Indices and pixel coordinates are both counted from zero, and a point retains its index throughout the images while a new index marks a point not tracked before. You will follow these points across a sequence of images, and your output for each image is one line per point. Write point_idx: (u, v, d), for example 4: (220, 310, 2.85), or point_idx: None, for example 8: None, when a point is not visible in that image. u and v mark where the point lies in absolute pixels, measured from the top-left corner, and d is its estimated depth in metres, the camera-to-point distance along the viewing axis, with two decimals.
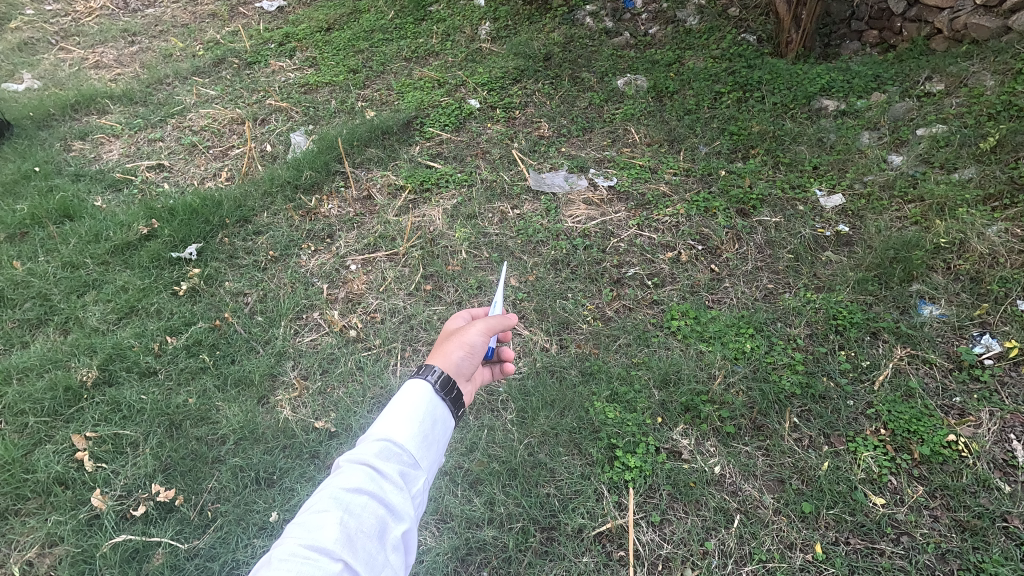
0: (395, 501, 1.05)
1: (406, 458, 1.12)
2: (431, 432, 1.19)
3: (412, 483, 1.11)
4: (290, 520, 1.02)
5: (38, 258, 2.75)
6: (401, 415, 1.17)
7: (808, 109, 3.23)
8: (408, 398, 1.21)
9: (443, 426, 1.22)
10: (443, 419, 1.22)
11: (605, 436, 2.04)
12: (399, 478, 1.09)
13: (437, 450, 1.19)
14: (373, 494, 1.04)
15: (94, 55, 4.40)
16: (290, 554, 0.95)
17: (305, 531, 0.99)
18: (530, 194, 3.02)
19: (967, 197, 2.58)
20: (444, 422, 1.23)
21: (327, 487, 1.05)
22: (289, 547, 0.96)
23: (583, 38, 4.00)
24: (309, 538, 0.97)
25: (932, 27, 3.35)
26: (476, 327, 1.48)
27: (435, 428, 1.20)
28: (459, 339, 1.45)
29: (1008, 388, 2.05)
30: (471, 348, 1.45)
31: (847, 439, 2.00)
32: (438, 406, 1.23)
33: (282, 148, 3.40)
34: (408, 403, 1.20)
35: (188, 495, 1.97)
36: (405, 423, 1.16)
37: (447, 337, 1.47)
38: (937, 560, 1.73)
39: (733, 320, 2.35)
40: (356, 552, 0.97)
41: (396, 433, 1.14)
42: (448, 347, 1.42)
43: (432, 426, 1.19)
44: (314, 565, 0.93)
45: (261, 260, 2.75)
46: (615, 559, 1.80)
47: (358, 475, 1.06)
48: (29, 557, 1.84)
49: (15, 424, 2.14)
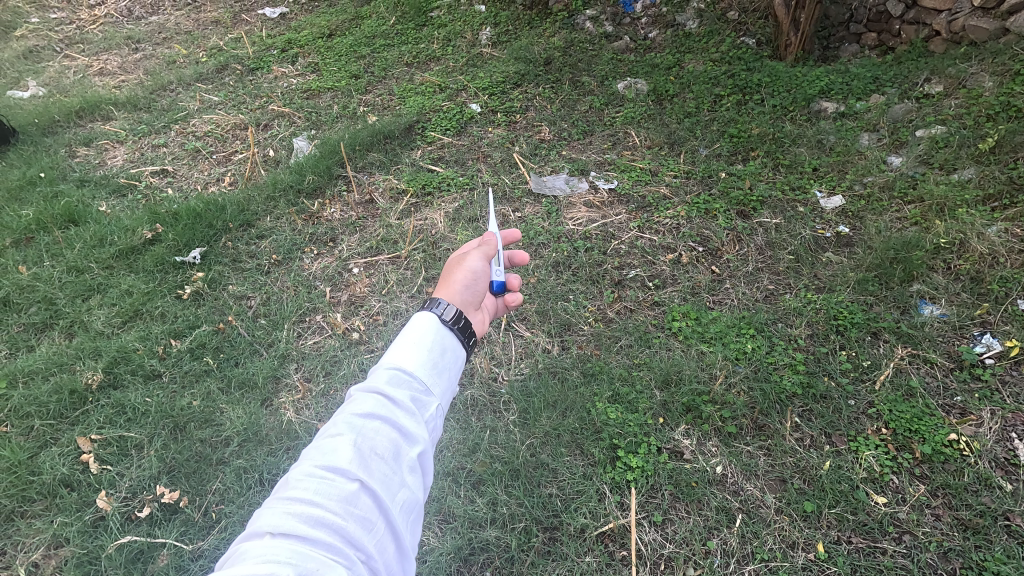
0: (407, 425, 1.08)
1: (417, 384, 1.14)
2: (441, 361, 1.22)
3: (425, 409, 1.13)
4: (305, 447, 1.04)
5: (44, 262, 2.77)
6: (410, 345, 1.20)
7: (808, 111, 3.25)
8: (417, 329, 1.24)
9: (453, 356, 1.25)
10: (452, 348, 1.25)
11: (607, 437, 2.05)
12: (411, 403, 1.11)
13: (447, 379, 1.22)
14: (385, 417, 1.07)
15: (98, 62, 4.44)
16: (306, 475, 0.97)
17: (319, 454, 1.01)
18: (531, 197, 3.04)
19: (966, 197, 2.59)
20: (453, 352, 1.26)
21: (341, 414, 1.08)
22: (304, 469, 0.99)
23: (583, 42, 4.03)
24: (324, 460, 0.99)
25: (931, 29, 3.37)
26: (475, 254, 1.58)
27: (444, 357, 1.23)
28: (461, 268, 1.54)
29: (1009, 387, 2.06)
30: (474, 273, 1.53)
31: (848, 439, 2.01)
32: (446, 336, 1.26)
33: (285, 153, 3.42)
34: (416, 334, 1.23)
35: (193, 497, 1.99)
36: (414, 352, 1.19)
37: (449, 269, 1.56)
38: (940, 559, 1.73)
39: (733, 321, 2.36)
40: (371, 472, 0.99)
41: (405, 361, 1.17)
42: (453, 277, 1.51)
43: (442, 355, 1.22)
44: (330, 483, 0.95)
45: (264, 264, 2.77)
46: (617, 559, 1.81)
47: (370, 402, 1.09)
48: (35, 559, 1.85)
49: (21, 427, 2.16)
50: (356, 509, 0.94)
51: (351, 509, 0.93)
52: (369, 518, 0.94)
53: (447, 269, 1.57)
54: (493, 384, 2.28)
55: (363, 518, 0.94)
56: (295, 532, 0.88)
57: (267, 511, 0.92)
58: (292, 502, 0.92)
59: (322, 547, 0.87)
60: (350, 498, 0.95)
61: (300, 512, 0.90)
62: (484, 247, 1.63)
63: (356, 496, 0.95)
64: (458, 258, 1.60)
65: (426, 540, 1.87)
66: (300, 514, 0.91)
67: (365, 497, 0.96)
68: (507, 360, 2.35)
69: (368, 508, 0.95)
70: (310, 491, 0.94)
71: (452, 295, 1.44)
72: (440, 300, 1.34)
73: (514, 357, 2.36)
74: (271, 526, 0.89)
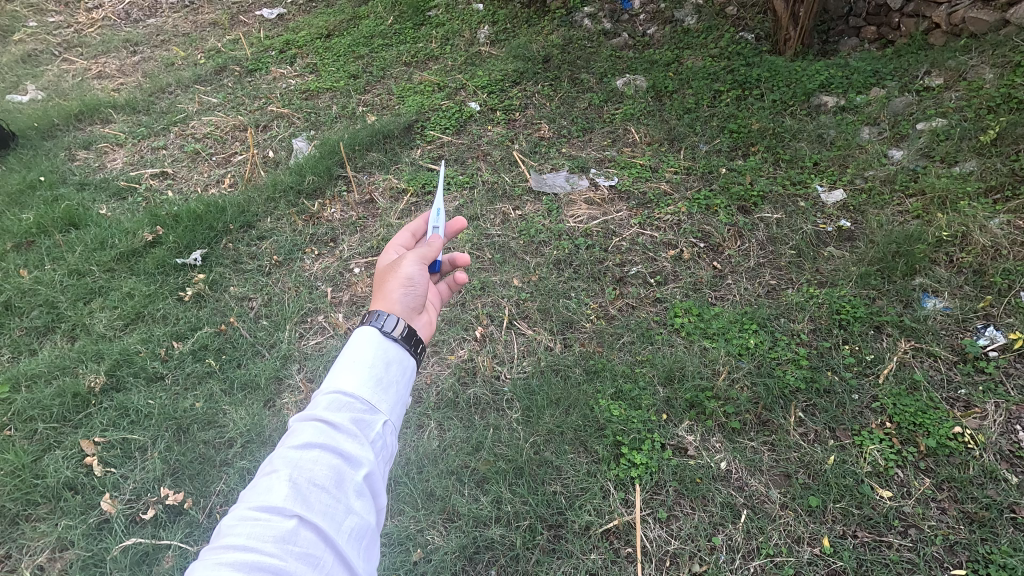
0: (349, 449, 1.08)
1: (359, 405, 1.15)
2: (386, 375, 1.23)
3: (370, 429, 1.14)
4: (244, 487, 1.04)
5: (45, 266, 2.77)
6: (350, 366, 1.21)
7: (808, 105, 3.24)
8: (357, 348, 1.25)
9: (400, 368, 1.27)
10: (398, 359, 1.27)
11: (611, 433, 2.04)
12: (353, 427, 1.12)
13: (394, 392, 1.23)
14: (325, 445, 1.07)
15: (96, 65, 4.44)
16: (240, 519, 0.97)
17: (255, 495, 1.01)
18: (532, 195, 3.03)
19: (969, 189, 2.58)
20: (399, 364, 1.27)
21: (279, 450, 1.08)
22: (239, 512, 0.98)
23: (581, 40, 4.02)
24: (259, 500, 0.99)
25: (930, 21, 3.37)
26: (409, 258, 1.57)
27: (389, 372, 1.24)
28: (395, 276, 1.53)
29: (1013, 380, 2.05)
30: (409, 279, 1.53)
31: (853, 433, 2.00)
32: (391, 348, 1.28)
33: (284, 153, 3.42)
34: (357, 353, 1.24)
35: (197, 498, 1.99)
36: (354, 372, 1.20)
37: (383, 279, 1.55)
38: (946, 552, 1.73)
39: (736, 317, 2.36)
40: (310, 506, 0.99)
41: (346, 383, 1.18)
42: (387, 287, 1.50)
43: (386, 369, 1.24)
44: (265, 524, 0.95)
45: (265, 265, 2.77)
46: (623, 556, 1.81)
47: (308, 431, 1.09)
48: (41, 562, 1.85)
49: (25, 431, 2.16)
50: (295, 547, 0.94)
51: (290, 547, 0.93)
52: (312, 552, 0.94)
53: (382, 277, 1.55)
54: (496, 382, 2.27)
55: (305, 554, 0.93)
56: None
57: (200, 563, 0.91)
58: (225, 551, 0.92)
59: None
60: (288, 536, 0.94)
61: (233, 560, 0.90)
62: (420, 249, 1.62)
63: (295, 533, 0.95)
64: (392, 266, 1.58)
65: (431, 539, 1.87)
66: (233, 562, 0.90)
67: (305, 532, 0.96)
68: (509, 358, 2.35)
69: (309, 542, 0.95)
70: (244, 536, 0.94)
71: (391, 304, 1.43)
72: (380, 313, 1.35)
73: (516, 355, 2.35)
74: None
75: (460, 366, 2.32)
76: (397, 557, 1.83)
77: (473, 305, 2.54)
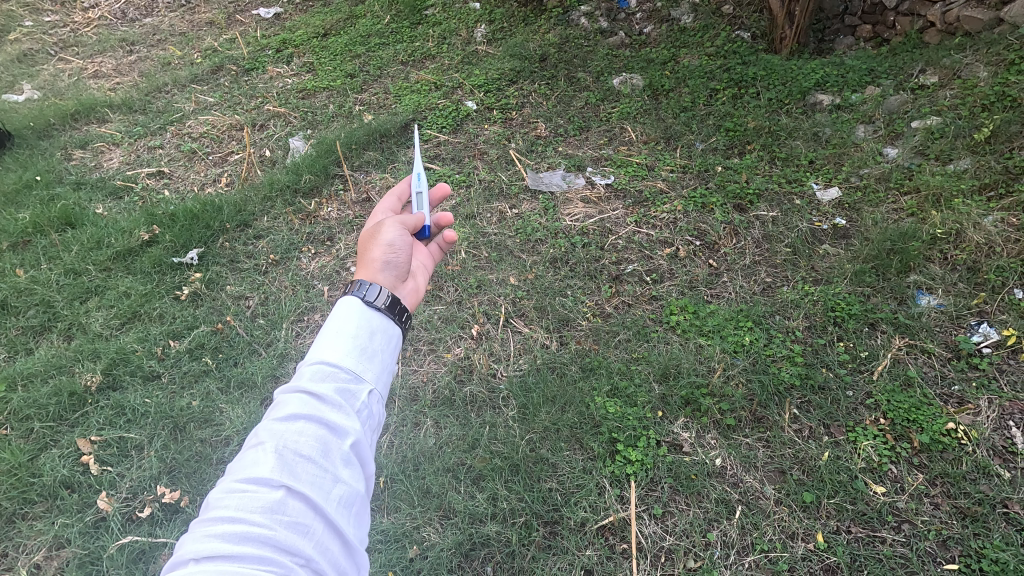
0: (335, 419, 1.08)
1: (344, 375, 1.15)
2: (371, 345, 1.23)
3: (356, 399, 1.14)
4: (230, 461, 1.05)
5: (41, 265, 2.76)
6: (334, 336, 1.21)
7: (803, 103, 3.25)
8: (340, 318, 1.25)
9: (385, 337, 1.27)
10: (382, 328, 1.27)
11: (606, 430, 2.05)
12: (338, 397, 1.12)
13: (380, 361, 1.23)
14: (311, 416, 1.07)
15: (92, 65, 4.43)
16: (227, 492, 0.97)
17: (242, 468, 1.01)
18: (529, 193, 3.04)
19: (963, 187, 2.59)
20: (384, 333, 1.27)
21: (265, 423, 1.08)
22: (227, 486, 0.99)
23: (578, 39, 4.02)
24: (246, 473, 0.99)
25: (925, 20, 3.38)
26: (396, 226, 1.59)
27: (373, 341, 1.24)
28: (380, 246, 1.55)
29: (1006, 376, 2.06)
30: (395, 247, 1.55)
31: (847, 429, 2.01)
32: (375, 318, 1.28)
33: (281, 153, 3.42)
34: (341, 323, 1.24)
35: (193, 497, 1.99)
36: (338, 343, 1.20)
37: (368, 247, 1.56)
38: (939, 547, 1.74)
39: (731, 314, 2.37)
40: (297, 476, 0.99)
41: (330, 353, 1.17)
42: (372, 255, 1.52)
43: (370, 339, 1.24)
44: (253, 496, 0.95)
45: (262, 264, 2.77)
46: (618, 552, 1.82)
47: (293, 403, 1.09)
48: (37, 560, 1.85)
49: (21, 430, 2.16)
50: (284, 516, 0.94)
51: (279, 516, 0.94)
52: (301, 521, 0.95)
53: (368, 244, 1.57)
54: (493, 380, 2.28)
55: (294, 523, 0.94)
56: (218, 552, 0.88)
57: (189, 537, 0.92)
58: (214, 523, 0.92)
59: (250, 561, 0.88)
60: (276, 507, 0.95)
61: (221, 532, 0.90)
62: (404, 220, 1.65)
63: (283, 503, 0.96)
64: (378, 234, 1.60)
65: (427, 536, 1.88)
66: (222, 533, 0.91)
67: (293, 502, 0.96)
68: (506, 356, 2.35)
69: (298, 512, 0.95)
70: (232, 508, 0.94)
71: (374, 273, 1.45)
72: (363, 283, 1.36)
73: (513, 353, 2.36)
74: (191, 552, 0.88)
75: (457, 364, 2.32)
76: (394, 554, 1.84)
77: (470, 303, 2.55)
